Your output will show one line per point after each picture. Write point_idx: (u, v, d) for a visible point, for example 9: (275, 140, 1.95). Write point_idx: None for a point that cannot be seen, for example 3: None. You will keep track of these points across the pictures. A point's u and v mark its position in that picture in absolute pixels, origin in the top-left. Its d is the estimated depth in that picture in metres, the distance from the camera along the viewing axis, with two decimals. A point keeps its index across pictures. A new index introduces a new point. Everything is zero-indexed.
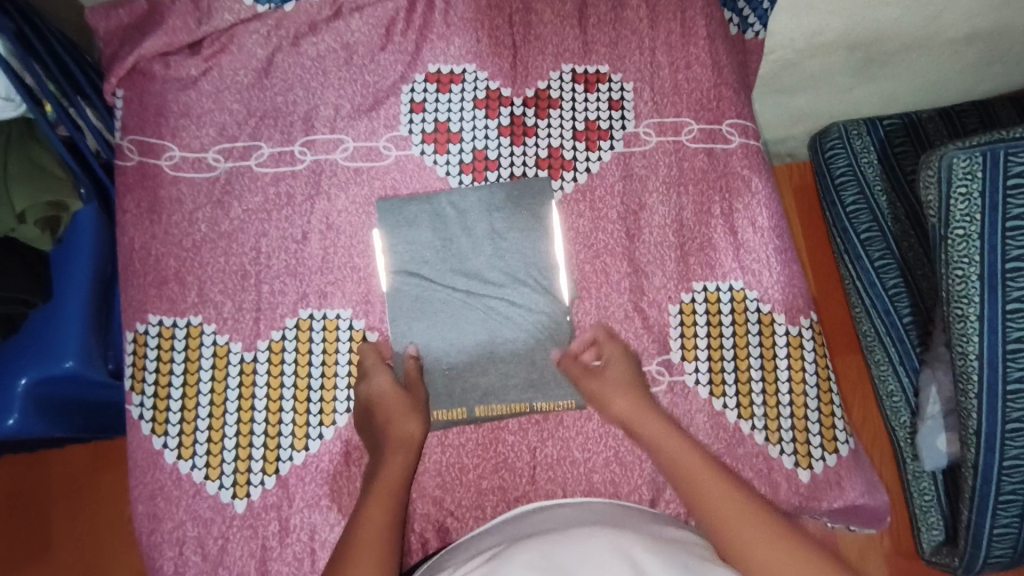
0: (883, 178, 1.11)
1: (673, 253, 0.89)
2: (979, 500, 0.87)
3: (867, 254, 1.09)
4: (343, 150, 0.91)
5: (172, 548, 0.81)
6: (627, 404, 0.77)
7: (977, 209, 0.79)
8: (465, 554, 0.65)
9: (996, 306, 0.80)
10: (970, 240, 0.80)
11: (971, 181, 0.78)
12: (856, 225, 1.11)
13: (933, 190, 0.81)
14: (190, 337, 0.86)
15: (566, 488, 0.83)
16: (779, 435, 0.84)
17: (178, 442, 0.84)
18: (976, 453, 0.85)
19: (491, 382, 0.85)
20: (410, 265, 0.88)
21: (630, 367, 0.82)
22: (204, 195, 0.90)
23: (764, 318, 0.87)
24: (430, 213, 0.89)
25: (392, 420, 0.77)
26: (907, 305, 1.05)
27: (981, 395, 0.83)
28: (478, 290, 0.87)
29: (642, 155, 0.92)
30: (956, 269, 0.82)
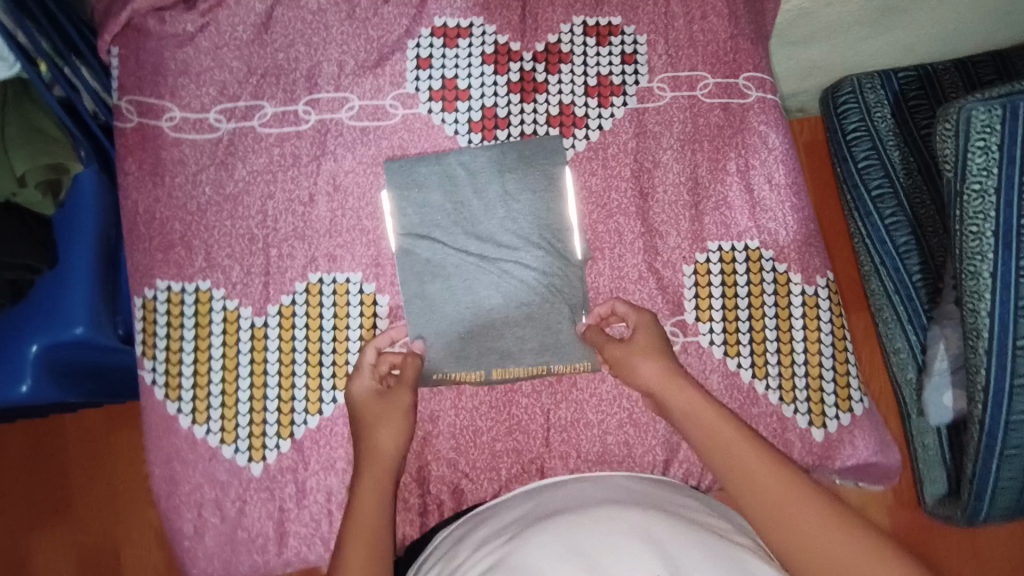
0: (897, 133, 1.08)
1: (687, 212, 0.87)
2: (984, 456, 0.87)
3: (878, 210, 1.07)
4: (348, 109, 0.89)
5: (190, 510, 0.82)
6: (655, 368, 0.73)
7: (994, 163, 0.78)
8: (479, 531, 0.64)
9: (1009, 262, 0.79)
10: (986, 196, 0.79)
11: (989, 134, 0.78)
12: (868, 181, 1.09)
13: (951, 143, 0.81)
14: (199, 303, 0.85)
15: (580, 449, 0.84)
16: (794, 394, 0.84)
17: (192, 407, 0.83)
18: (982, 410, 0.84)
19: (508, 345, 0.84)
20: (420, 228, 0.86)
21: (658, 336, 0.77)
22: (207, 156, 0.88)
23: (779, 278, 0.86)
24: (441, 173, 0.87)
25: (374, 424, 0.75)
26: (918, 262, 1.03)
27: (991, 352, 0.81)
28: (491, 253, 0.86)
29: (655, 112, 0.89)
30: (970, 225, 0.80)
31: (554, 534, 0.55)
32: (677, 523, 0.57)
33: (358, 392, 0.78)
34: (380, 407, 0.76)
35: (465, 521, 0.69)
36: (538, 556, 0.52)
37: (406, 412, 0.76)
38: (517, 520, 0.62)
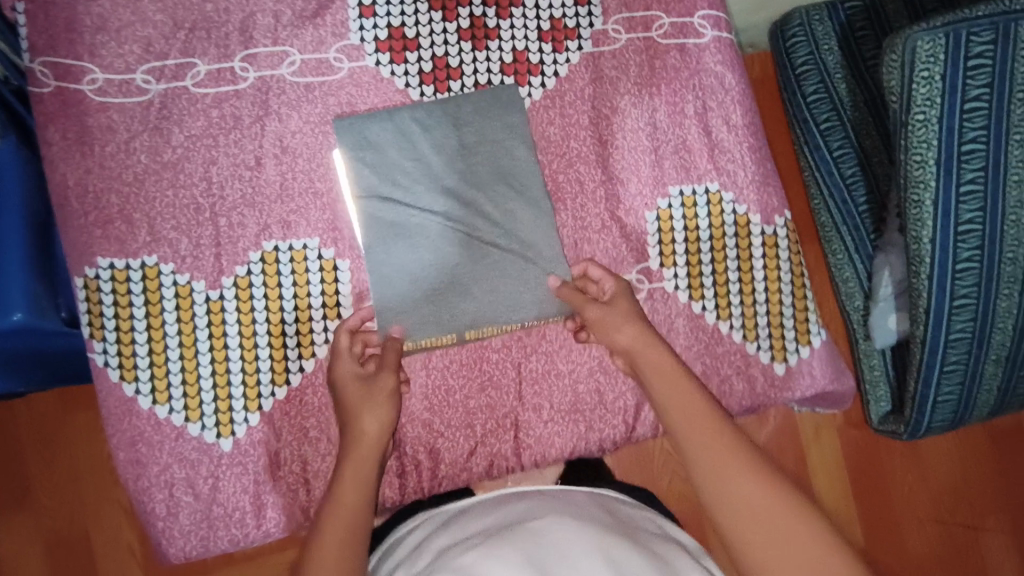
0: (843, 65, 1.09)
1: (647, 157, 0.87)
2: (926, 370, 0.91)
3: (826, 144, 1.09)
4: (290, 64, 0.83)
5: (161, 491, 0.80)
6: (634, 333, 0.73)
7: (938, 93, 0.80)
8: (441, 540, 0.62)
9: (950, 189, 0.82)
10: (930, 124, 0.81)
11: (933, 64, 0.79)
12: (817, 115, 1.10)
13: (897, 74, 0.81)
14: (148, 279, 0.81)
15: (552, 400, 0.85)
16: (756, 332, 0.86)
17: (151, 387, 0.80)
18: (925, 329, 0.88)
19: (481, 305, 0.81)
20: (378, 191, 0.81)
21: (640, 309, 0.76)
22: (139, 121, 0.81)
23: (739, 220, 0.87)
24: (395, 131, 0.82)
25: (353, 413, 0.72)
26: (864, 193, 1.07)
27: (932, 276, 0.85)
28: (456, 214, 0.82)
29: (611, 55, 0.87)
30: (914, 154, 0.82)
31: (514, 544, 0.55)
32: (632, 543, 0.58)
33: (338, 378, 0.76)
34: (360, 393, 0.73)
35: (430, 523, 0.68)
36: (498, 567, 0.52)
37: (386, 395, 0.73)
38: (486, 531, 0.60)
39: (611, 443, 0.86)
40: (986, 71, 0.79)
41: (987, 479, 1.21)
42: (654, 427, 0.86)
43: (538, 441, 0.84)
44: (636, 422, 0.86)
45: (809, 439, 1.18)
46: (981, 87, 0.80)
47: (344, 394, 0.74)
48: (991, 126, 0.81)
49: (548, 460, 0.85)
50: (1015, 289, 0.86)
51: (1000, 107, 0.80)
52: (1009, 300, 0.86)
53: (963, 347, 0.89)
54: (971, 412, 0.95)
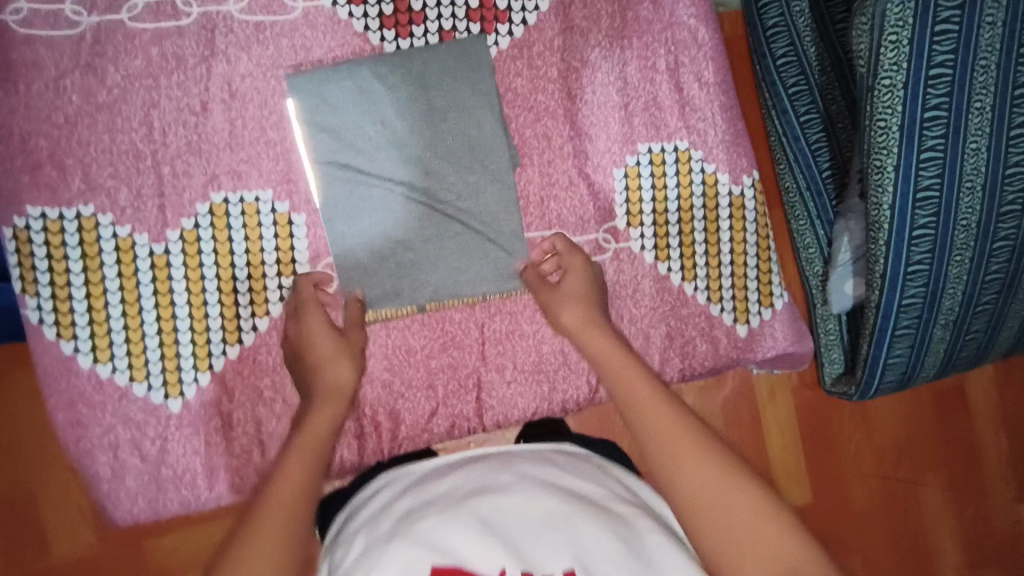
0: (814, 28, 1.06)
1: (616, 113, 0.84)
2: (878, 334, 0.91)
3: (793, 108, 1.07)
4: (237, 0, 0.77)
5: (105, 453, 0.76)
6: (577, 316, 0.73)
7: (904, 57, 0.79)
8: (398, 505, 0.60)
9: (912, 154, 0.81)
10: (895, 89, 0.80)
11: (902, 28, 0.78)
12: (786, 78, 1.07)
13: (865, 38, 0.81)
14: (85, 231, 0.75)
15: (516, 361, 0.83)
16: (721, 295, 0.86)
17: (91, 345, 0.76)
18: (880, 294, 0.89)
19: (442, 278, 0.80)
20: (337, 156, 0.77)
21: (603, 286, 0.79)
22: (69, 57, 0.74)
23: (708, 179, 0.85)
24: (354, 88, 0.77)
25: (322, 361, 0.69)
26: (829, 159, 1.06)
27: (890, 242, 0.85)
28: (420, 182, 0.79)
29: (582, 4, 0.83)
30: (878, 120, 0.82)
31: (469, 513, 0.53)
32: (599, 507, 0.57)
33: (301, 328, 0.73)
34: (331, 341, 0.71)
35: (394, 487, 0.65)
36: (457, 535, 0.51)
37: (354, 347, 0.72)
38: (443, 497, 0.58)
39: (574, 404, 0.85)
40: (952, 37, 0.79)
41: (927, 440, 1.27)
42: None
43: (500, 402, 0.83)
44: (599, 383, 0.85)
45: (765, 399, 1.19)
46: (947, 53, 0.79)
47: (311, 344, 0.71)
48: (955, 92, 0.80)
49: (511, 422, 0.84)
50: (965, 257, 0.87)
51: (964, 72, 0.80)
52: (960, 266, 0.87)
53: (915, 312, 0.89)
54: (918, 373, 0.97)
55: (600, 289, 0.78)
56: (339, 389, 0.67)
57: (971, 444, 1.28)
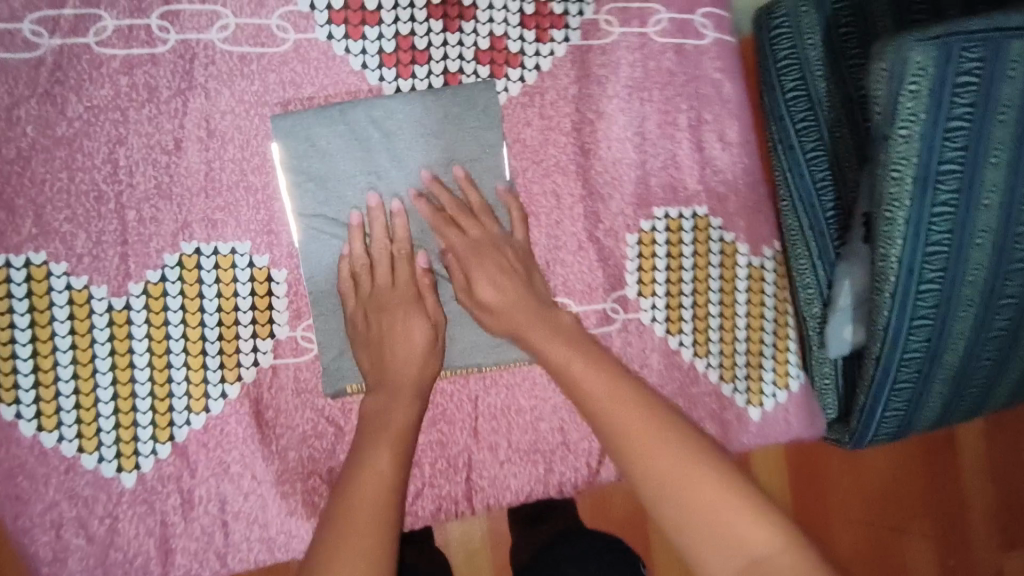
0: (828, 62, 0.80)
1: (632, 173, 0.77)
2: (877, 387, 0.74)
3: (799, 144, 0.81)
4: (221, 29, 0.69)
5: (46, 532, 0.68)
6: (499, 302, 0.65)
7: (922, 107, 0.65)
8: None
9: (924, 208, 0.67)
10: (912, 139, 0.66)
11: (923, 78, 0.64)
12: (794, 113, 0.82)
13: (882, 86, 0.67)
14: (33, 281, 0.66)
15: (511, 439, 0.77)
16: (734, 373, 0.80)
17: (35, 411, 0.67)
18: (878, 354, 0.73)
19: None
20: (323, 209, 0.70)
21: (495, 235, 0.68)
22: (24, 83, 0.65)
23: (726, 248, 0.79)
24: (349, 136, 0.70)
25: (414, 349, 0.64)
26: (834, 200, 0.79)
27: (894, 299, 0.70)
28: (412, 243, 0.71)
29: (601, 50, 0.76)
30: (891, 170, 0.67)
31: None
32: None
33: (394, 310, 0.65)
34: (423, 333, 0.65)
35: None
36: None
37: (438, 341, 0.66)
38: None
39: (571, 487, 0.79)
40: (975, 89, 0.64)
41: (916, 491, 1.10)
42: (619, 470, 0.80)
43: (491, 483, 0.76)
44: (599, 465, 0.79)
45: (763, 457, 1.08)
46: (966, 106, 0.65)
47: (404, 337, 0.64)
48: (971, 147, 0.65)
49: (502, 504, 0.77)
50: (972, 314, 0.71)
51: (985, 123, 0.65)
52: (967, 324, 0.71)
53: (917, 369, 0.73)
54: (912, 429, 0.80)
55: (491, 245, 0.68)
56: (418, 386, 0.63)
57: (962, 500, 1.11)
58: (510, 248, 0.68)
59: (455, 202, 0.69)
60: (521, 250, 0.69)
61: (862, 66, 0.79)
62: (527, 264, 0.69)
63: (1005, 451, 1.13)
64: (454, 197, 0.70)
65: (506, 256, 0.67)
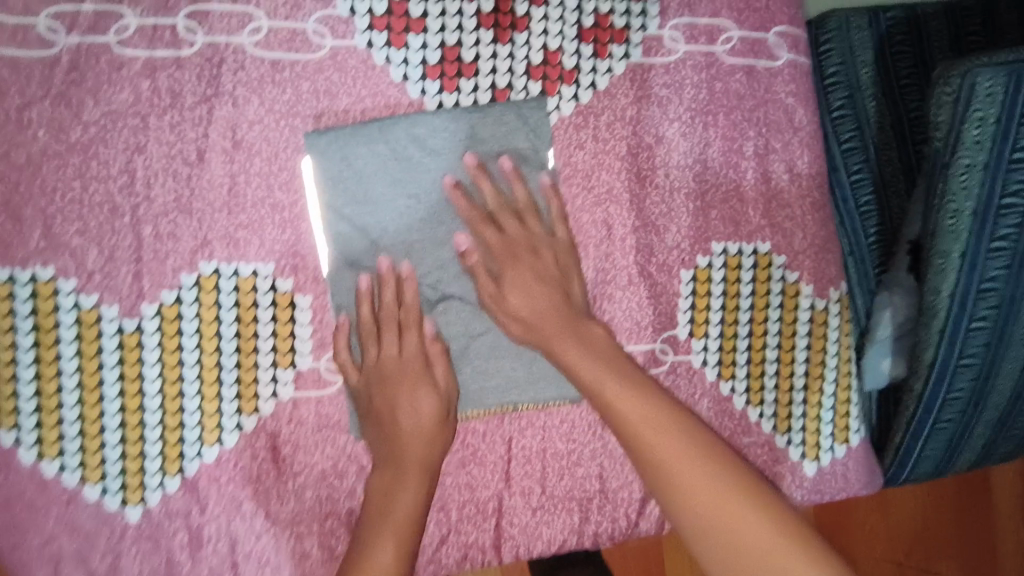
0: (878, 83, 0.80)
1: (690, 204, 0.71)
2: (917, 425, 0.72)
3: (843, 165, 0.80)
4: (252, 32, 0.63)
5: (43, 566, 0.62)
6: (528, 299, 0.64)
7: (988, 136, 0.61)
8: None
9: (982, 242, 0.64)
10: (974, 170, 0.62)
11: (990, 105, 0.61)
12: (840, 133, 0.80)
13: (944, 113, 0.62)
14: (39, 297, 0.61)
15: (545, 484, 0.71)
16: (789, 424, 0.74)
17: (36, 437, 0.62)
18: (922, 387, 0.70)
19: (463, 385, 0.67)
20: (355, 237, 0.65)
21: (535, 237, 0.65)
22: (37, 84, 0.60)
23: (788, 289, 0.73)
24: (389, 159, 0.65)
25: (417, 432, 0.63)
26: (877, 225, 0.80)
27: (944, 333, 0.67)
28: (446, 274, 0.66)
29: (664, 69, 0.70)
30: (949, 202, 0.64)
31: None
32: None
33: (400, 387, 0.64)
34: (433, 409, 0.64)
35: None
36: None
37: (448, 415, 0.65)
38: None
39: (607, 538, 0.73)
40: None
41: (948, 531, 1.07)
42: (660, 522, 0.74)
43: (523, 531, 0.70)
44: (639, 517, 0.73)
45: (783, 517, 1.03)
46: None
47: (411, 415, 0.63)
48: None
49: (532, 554, 0.71)
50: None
51: None
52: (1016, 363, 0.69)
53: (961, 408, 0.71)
54: (951, 468, 0.77)
55: (530, 247, 0.65)
56: (425, 464, 0.63)
57: (994, 542, 1.08)
58: (550, 250, 0.66)
59: (496, 196, 0.65)
60: (565, 252, 0.66)
61: (914, 87, 0.79)
62: (567, 268, 0.66)
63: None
64: (496, 190, 0.66)
65: (541, 261, 0.65)
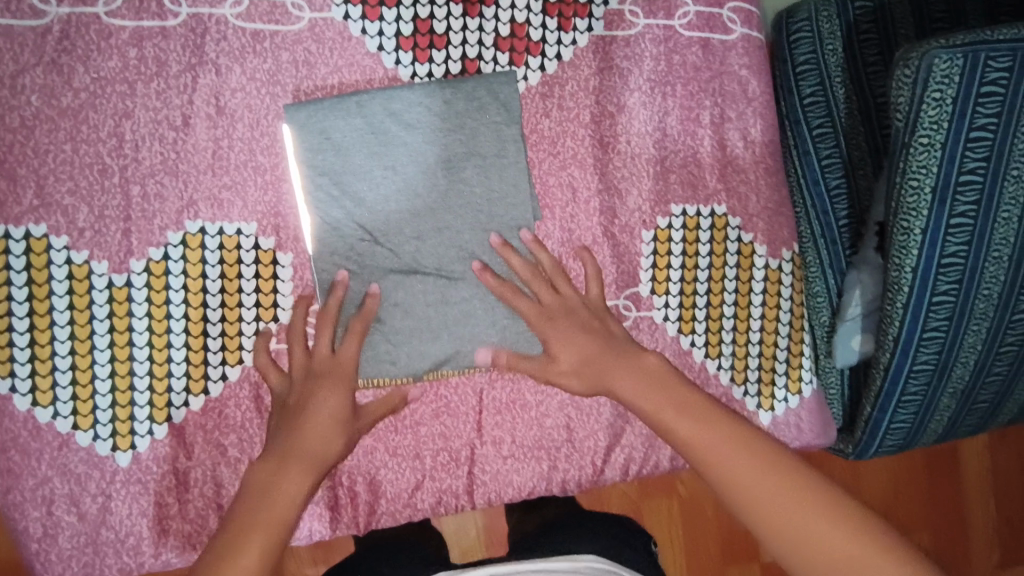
0: (846, 70, 0.82)
1: (651, 168, 0.75)
2: (884, 398, 0.75)
3: (815, 149, 0.82)
4: (234, 4, 0.67)
5: (38, 508, 0.66)
6: (571, 353, 0.67)
7: (946, 116, 0.64)
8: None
9: (942, 218, 0.67)
10: (932, 150, 0.65)
11: (947, 85, 0.64)
12: (811, 119, 0.83)
13: (905, 93, 0.65)
14: (33, 252, 0.65)
15: (515, 434, 0.75)
16: (745, 375, 0.79)
17: (30, 386, 0.65)
18: (889, 357, 0.73)
19: (444, 348, 0.71)
20: (338, 205, 0.68)
21: (573, 300, 0.68)
22: (31, 52, 0.64)
23: (744, 249, 0.78)
24: (367, 130, 0.69)
25: (318, 428, 0.62)
26: (846, 208, 0.81)
27: (908, 307, 0.70)
28: (428, 239, 0.70)
29: (625, 42, 0.74)
30: (910, 180, 0.67)
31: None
32: None
33: (319, 386, 0.64)
34: (340, 412, 0.64)
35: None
36: None
37: (352, 427, 0.65)
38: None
39: (575, 485, 0.77)
40: (998, 100, 0.64)
41: (917, 501, 1.10)
42: (624, 470, 0.78)
43: (493, 478, 0.75)
44: (604, 464, 0.77)
45: None
46: (990, 116, 0.64)
47: (321, 411, 0.63)
48: (994, 157, 0.65)
49: (503, 500, 0.76)
50: (985, 325, 0.72)
51: (1007, 139, 0.65)
52: (977, 335, 0.72)
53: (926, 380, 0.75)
54: (918, 438, 0.81)
55: (566, 310, 0.68)
56: (313, 462, 0.61)
57: (960, 515, 1.11)
58: (585, 308, 0.68)
59: (527, 265, 0.68)
60: (597, 307, 0.69)
61: (881, 72, 0.81)
62: (605, 319, 0.68)
63: (1004, 462, 1.13)
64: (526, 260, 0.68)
65: (585, 319, 0.68)
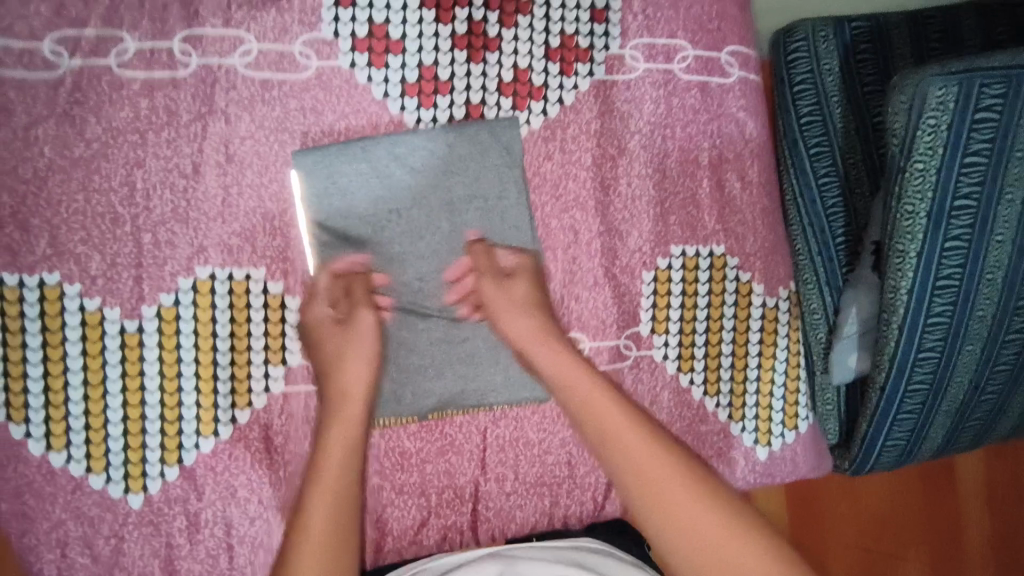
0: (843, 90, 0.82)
1: (651, 210, 0.77)
2: (880, 416, 0.76)
3: (811, 168, 0.82)
4: (243, 54, 0.68)
5: (52, 550, 0.67)
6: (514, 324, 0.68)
7: (941, 143, 0.66)
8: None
9: (937, 243, 0.68)
10: (927, 174, 0.67)
11: (942, 113, 0.65)
12: (807, 139, 0.82)
13: (901, 118, 0.67)
14: (46, 301, 0.66)
15: (518, 471, 0.77)
16: (743, 413, 0.81)
17: (44, 430, 0.67)
18: (884, 377, 0.74)
19: (448, 387, 0.73)
20: (343, 238, 0.70)
21: (511, 289, 0.69)
22: (44, 104, 0.65)
23: (741, 287, 0.79)
24: (372, 175, 0.70)
25: (330, 363, 0.66)
26: (844, 225, 0.81)
27: (904, 327, 0.71)
28: (431, 282, 0.72)
29: (625, 86, 0.76)
30: (905, 204, 0.68)
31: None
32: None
33: (313, 333, 0.68)
34: (337, 344, 0.66)
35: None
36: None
37: (358, 339, 0.66)
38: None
39: (577, 520, 0.79)
40: (991, 126, 0.65)
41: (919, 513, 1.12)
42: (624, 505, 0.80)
43: (497, 514, 0.76)
44: (605, 500, 0.79)
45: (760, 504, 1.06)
46: (985, 142, 0.66)
47: (323, 354, 0.67)
48: (987, 182, 0.67)
49: (506, 536, 0.77)
50: (979, 343, 0.73)
51: (1000, 163, 0.66)
52: (971, 354, 0.73)
53: (921, 399, 0.75)
54: (914, 455, 0.81)
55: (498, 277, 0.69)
56: (345, 393, 0.65)
57: (958, 531, 1.12)
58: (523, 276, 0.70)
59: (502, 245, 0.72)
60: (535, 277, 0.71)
61: (877, 92, 0.82)
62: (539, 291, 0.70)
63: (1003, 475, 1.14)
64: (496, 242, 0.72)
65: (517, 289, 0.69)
